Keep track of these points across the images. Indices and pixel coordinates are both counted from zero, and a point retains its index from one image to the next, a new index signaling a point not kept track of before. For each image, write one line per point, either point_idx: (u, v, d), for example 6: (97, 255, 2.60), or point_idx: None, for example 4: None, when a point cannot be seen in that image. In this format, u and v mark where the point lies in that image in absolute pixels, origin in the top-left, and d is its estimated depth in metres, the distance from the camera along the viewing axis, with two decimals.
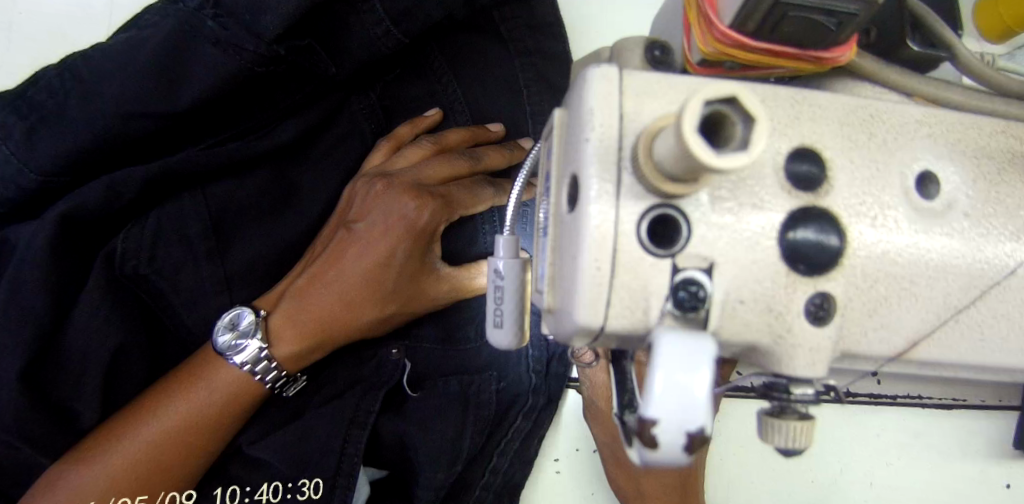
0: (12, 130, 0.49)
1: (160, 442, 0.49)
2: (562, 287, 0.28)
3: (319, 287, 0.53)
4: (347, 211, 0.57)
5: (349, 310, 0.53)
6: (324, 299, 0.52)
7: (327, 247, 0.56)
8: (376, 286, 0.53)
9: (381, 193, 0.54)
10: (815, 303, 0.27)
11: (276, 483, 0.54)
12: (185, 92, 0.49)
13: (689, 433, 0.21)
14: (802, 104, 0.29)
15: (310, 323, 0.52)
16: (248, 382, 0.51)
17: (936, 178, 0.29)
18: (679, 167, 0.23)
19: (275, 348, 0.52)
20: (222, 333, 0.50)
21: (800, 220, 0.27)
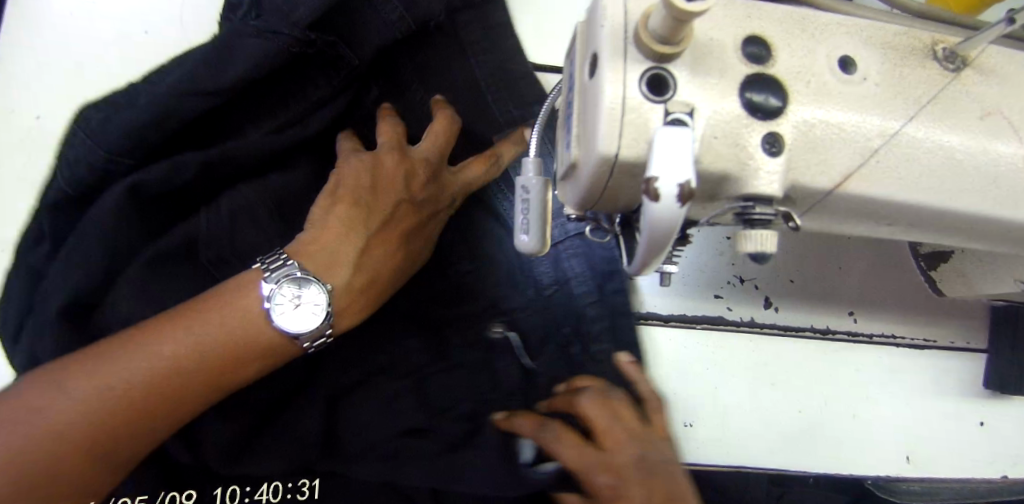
0: (90, 119, 0.57)
1: (145, 384, 0.48)
2: (586, 137, 0.39)
3: (370, 261, 0.58)
4: (365, 188, 0.60)
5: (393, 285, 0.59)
6: (379, 265, 0.59)
7: (333, 224, 0.58)
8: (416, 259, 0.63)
9: (395, 164, 0.62)
10: (767, 141, 0.38)
11: (276, 484, 0.63)
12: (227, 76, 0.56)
13: (679, 187, 0.31)
14: (753, 8, 0.40)
15: (363, 291, 0.57)
16: (281, 346, 0.52)
17: (853, 61, 0.40)
18: (665, 32, 0.34)
19: (337, 322, 0.55)
20: None
21: (752, 83, 0.38)
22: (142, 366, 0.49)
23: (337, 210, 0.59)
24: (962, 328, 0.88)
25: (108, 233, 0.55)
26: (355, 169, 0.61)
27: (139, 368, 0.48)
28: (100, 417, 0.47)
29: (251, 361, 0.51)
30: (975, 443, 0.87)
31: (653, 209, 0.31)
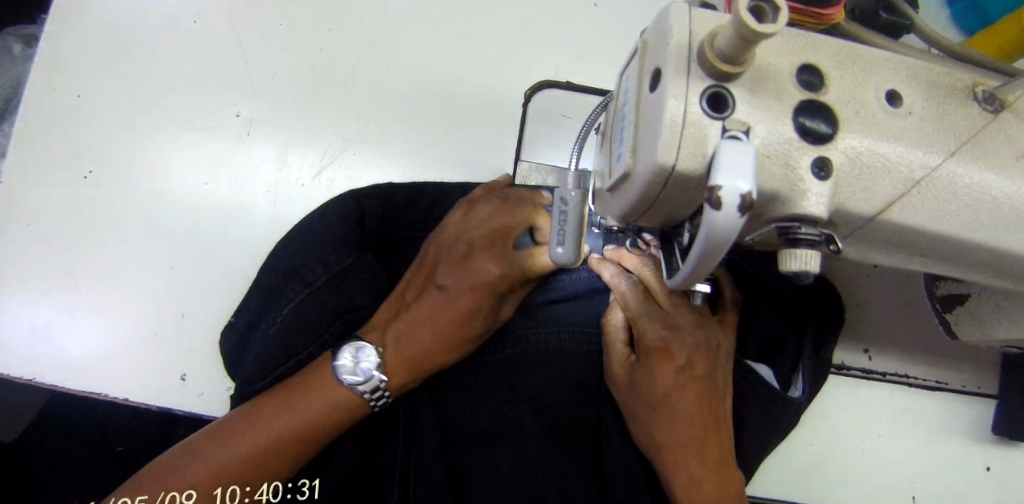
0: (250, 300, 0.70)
1: (253, 449, 0.58)
2: (642, 149, 0.40)
3: (418, 331, 0.63)
4: (424, 273, 0.68)
5: (442, 351, 0.64)
6: (420, 344, 0.63)
7: (399, 300, 0.67)
8: (461, 340, 0.64)
9: (445, 250, 0.67)
10: (817, 164, 0.39)
11: (277, 483, 0.60)
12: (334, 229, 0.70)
13: (741, 196, 0.33)
14: (807, 38, 0.42)
15: (409, 360, 0.63)
16: (356, 406, 0.61)
17: (900, 95, 0.42)
18: (731, 52, 0.36)
19: (387, 382, 0.62)
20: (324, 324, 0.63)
21: (805, 109, 0.40)
22: (241, 440, 0.58)
23: (396, 296, 0.67)
24: (974, 373, 0.89)
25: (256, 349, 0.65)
26: (421, 253, 0.70)
27: (229, 449, 0.58)
28: (200, 483, 0.56)
29: (315, 434, 0.60)
30: (983, 489, 0.86)
31: (713, 215, 0.33)
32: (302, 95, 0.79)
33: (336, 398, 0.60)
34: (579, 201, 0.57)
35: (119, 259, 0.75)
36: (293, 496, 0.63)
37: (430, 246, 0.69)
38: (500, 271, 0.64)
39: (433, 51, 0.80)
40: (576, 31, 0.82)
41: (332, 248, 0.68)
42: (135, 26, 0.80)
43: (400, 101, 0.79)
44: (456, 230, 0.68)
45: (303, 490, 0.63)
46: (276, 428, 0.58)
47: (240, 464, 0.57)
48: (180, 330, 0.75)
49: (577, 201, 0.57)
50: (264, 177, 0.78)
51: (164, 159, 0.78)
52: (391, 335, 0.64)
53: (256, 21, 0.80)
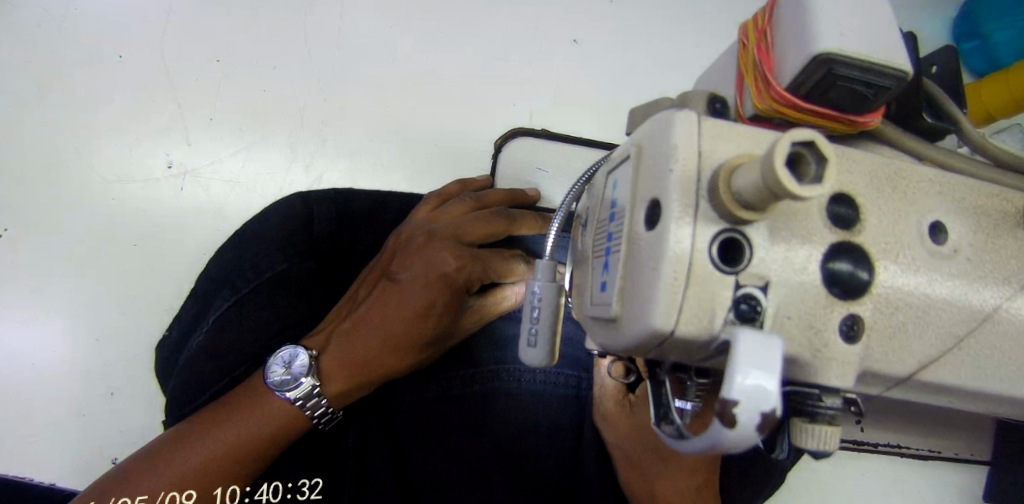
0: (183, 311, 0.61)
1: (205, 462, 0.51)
2: (632, 297, 0.32)
3: (366, 328, 0.55)
4: (382, 264, 0.60)
5: (390, 354, 0.55)
6: (365, 346, 0.54)
7: (353, 299, 0.59)
8: (409, 340, 0.54)
9: (404, 240, 0.59)
10: (847, 324, 0.32)
11: (276, 484, 0.55)
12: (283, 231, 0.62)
13: (763, 414, 0.25)
14: (841, 156, 0.34)
15: (352, 362, 0.54)
16: (297, 415, 0.53)
17: (945, 228, 0.35)
18: (755, 198, 0.28)
19: (325, 387, 0.54)
20: (275, 369, 0.53)
21: (837, 253, 0.32)
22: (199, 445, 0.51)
23: (350, 299, 0.60)
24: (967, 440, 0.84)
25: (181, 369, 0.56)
26: (384, 249, 0.61)
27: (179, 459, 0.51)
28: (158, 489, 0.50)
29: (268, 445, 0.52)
30: None
31: (725, 433, 0.25)
32: (244, 142, 0.68)
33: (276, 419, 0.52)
34: (554, 298, 0.48)
35: (37, 328, 0.66)
36: (294, 498, 0.54)
37: (394, 239, 0.61)
38: (457, 263, 0.54)
39: (394, 93, 0.70)
40: (554, 73, 0.73)
41: (279, 262, 0.59)
42: (46, 56, 0.67)
43: (357, 151, 0.69)
44: (422, 223, 0.61)
45: (303, 490, 0.55)
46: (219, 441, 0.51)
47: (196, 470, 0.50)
48: (110, 410, 0.66)
49: (552, 298, 0.48)
50: (203, 235, 0.68)
51: (83, 215, 0.67)
52: (337, 334, 0.56)
53: (189, 54, 0.69)
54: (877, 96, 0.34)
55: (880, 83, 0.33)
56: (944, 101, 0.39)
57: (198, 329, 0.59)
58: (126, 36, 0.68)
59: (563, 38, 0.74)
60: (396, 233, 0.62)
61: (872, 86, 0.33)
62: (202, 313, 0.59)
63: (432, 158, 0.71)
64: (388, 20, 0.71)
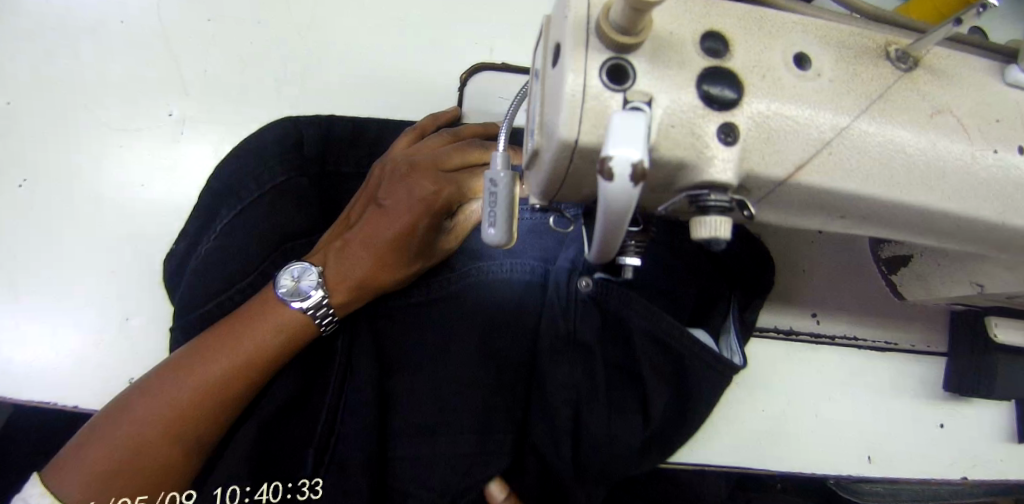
0: (190, 232, 0.68)
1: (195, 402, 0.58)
2: (547, 125, 0.40)
3: (359, 246, 0.63)
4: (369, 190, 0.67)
5: (382, 267, 0.63)
6: (359, 260, 0.62)
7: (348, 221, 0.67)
8: (397, 254, 0.63)
9: (390, 166, 0.66)
10: (723, 131, 0.39)
11: (277, 483, 0.60)
12: (271, 151, 0.68)
13: (632, 166, 0.32)
14: (711, 5, 0.41)
15: (348, 276, 0.62)
16: (302, 324, 0.62)
17: (808, 58, 0.42)
18: (626, 21, 0.35)
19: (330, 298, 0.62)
20: (285, 283, 0.62)
21: (710, 76, 0.39)
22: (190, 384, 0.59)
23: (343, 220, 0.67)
24: (922, 332, 0.90)
25: (193, 270, 0.64)
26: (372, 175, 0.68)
27: (167, 401, 0.59)
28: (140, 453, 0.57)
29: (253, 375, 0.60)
30: (937, 444, 0.89)
31: (606, 186, 0.32)
32: (234, 91, 0.76)
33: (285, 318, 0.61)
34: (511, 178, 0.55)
35: (58, 265, 0.74)
36: (294, 497, 0.60)
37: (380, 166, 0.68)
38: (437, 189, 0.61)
39: (365, 39, 0.78)
40: (511, 12, 0.81)
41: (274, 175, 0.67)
42: (59, 28, 0.77)
43: (335, 92, 0.77)
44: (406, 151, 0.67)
45: (303, 490, 0.60)
46: (204, 381, 0.59)
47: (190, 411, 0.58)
48: (126, 336, 0.74)
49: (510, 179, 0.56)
50: (201, 176, 0.76)
51: (99, 164, 0.76)
52: (333, 253, 0.64)
53: (183, 18, 0.78)
54: None
55: None
56: None
57: (202, 241, 0.67)
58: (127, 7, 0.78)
59: None
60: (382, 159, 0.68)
61: None
62: (208, 227, 0.67)
63: (402, 93, 0.78)
64: None
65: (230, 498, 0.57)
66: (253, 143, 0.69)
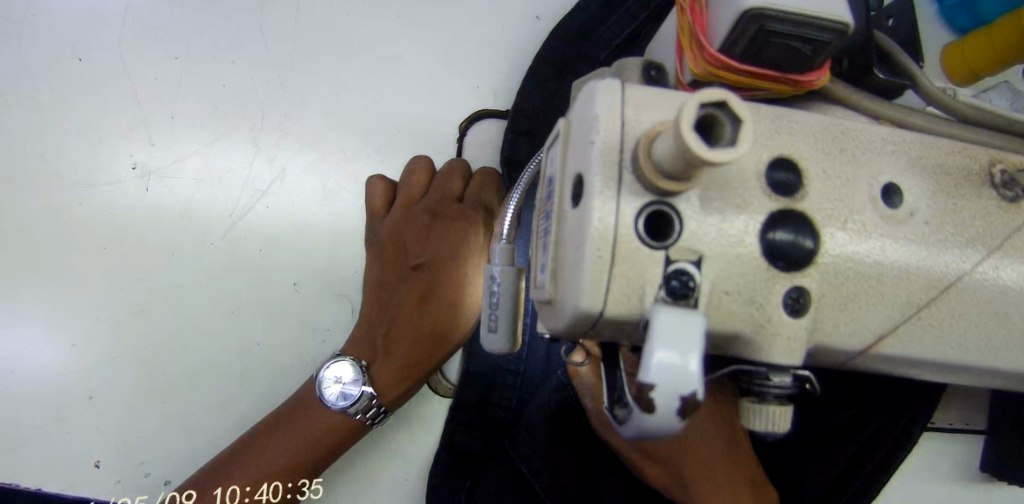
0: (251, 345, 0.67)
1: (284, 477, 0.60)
2: (564, 279, 0.31)
3: (404, 340, 0.63)
4: (396, 250, 0.65)
5: (428, 356, 0.63)
6: (408, 353, 0.63)
7: (381, 326, 0.64)
8: (441, 340, 0.63)
9: (441, 239, 0.65)
10: (791, 296, 0.30)
11: (276, 484, 0.59)
12: (293, 304, 0.67)
13: (682, 397, 0.24)
14: (781, 119, 0.32)
15: (400, 372, 0.62)
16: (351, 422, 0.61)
17: (899, 190, 0.32)
18: (674, 168, 0.26)
19: (383, 399, 0.62)
20: (329, 388, 0.60)
21: (777, 222, 0.30)
22: (289, 444, 0.59)
23: (371, 301, 0.64)
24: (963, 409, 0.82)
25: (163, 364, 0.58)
26: (373, 243, 0.64)
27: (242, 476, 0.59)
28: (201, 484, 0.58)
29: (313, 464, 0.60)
30: None
31: (644, 419, 0.24)
32: (205, 140, 0.68)
33: (379, 385, 0.62)
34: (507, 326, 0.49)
35: (15, 335, 0.67)
36: (293, 495, 0.61)
37: (404, 232, 0.65)
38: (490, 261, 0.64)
39: (353, 80, 0.69)
40: (517, 48, 0.71)
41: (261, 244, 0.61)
42: (6, 63, 0.68)
43: (319, 142, 0.68)
44: (439, 195, 0.64)
45: (302, 490, 0.61)
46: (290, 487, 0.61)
47: (297, 465, 0.60)
48: (89, 415, 0.66)
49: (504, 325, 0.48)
50: (171, 234, 0.67)
51: (54, 222, 0.67)
52: (381, 346, 0.63)
53: (148, 55, 0.69)
54: (816, 53, 0.32)
55: (820, 38, 0.31)
56: (897, 53, 0.37)
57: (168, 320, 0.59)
58: (82, 39, 0.69)
59: (524, 14, 0.72)
60: (389, 223, 0.64)
61: (809, 42, 0.31)
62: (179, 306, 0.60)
63: (396, 144, 0.69)
64: (344, 7, 0.70)
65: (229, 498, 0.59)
66: (254, 278, 0.67)
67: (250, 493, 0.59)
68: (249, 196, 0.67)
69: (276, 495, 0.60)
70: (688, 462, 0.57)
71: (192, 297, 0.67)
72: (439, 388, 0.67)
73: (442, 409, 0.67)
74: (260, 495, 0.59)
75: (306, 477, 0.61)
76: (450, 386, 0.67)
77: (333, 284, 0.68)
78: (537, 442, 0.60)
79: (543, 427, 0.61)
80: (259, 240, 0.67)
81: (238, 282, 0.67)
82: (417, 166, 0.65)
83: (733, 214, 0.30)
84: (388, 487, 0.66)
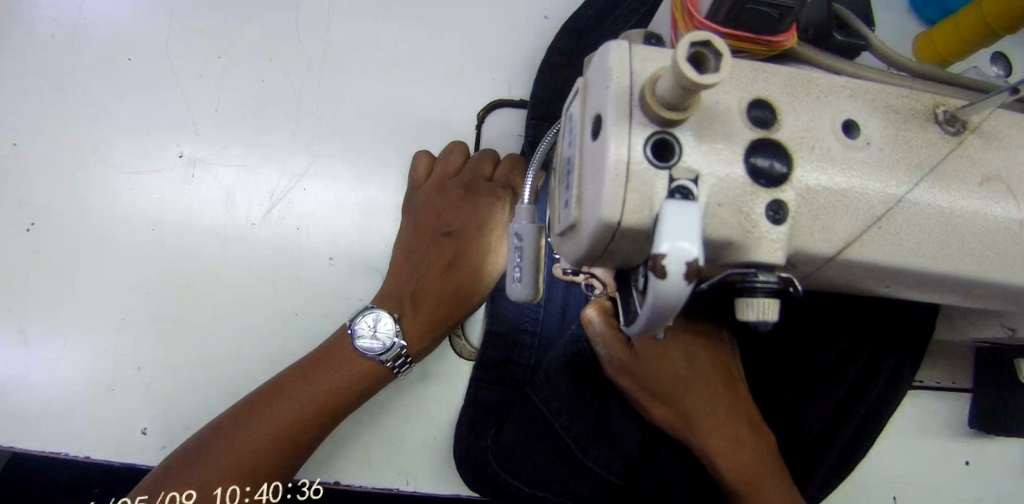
0: (291, 317, 0.73)
1: (273, 450, 0.64)
2: (587, 201, 0.38)
3: (430, 297, 0.70)
4: (427, 218, 0.72)
5: (450, 313, 0.69)
6: (433, 308, 0.69)
7: (411, 283, 0.70)
8: (461, 299, 0.69)
9: (471, 211, 0.72)
10: (772, 208, 0.37)
11: (276, 484, 0.65)
12: (328, 278, 0.74)
13: (687, 263, 0.31)
14: (757, 71, 0.39)
15: (426, 325, 0.69)
16: (379, 369, 0.67)
17: (857, 125, 0.40)
18: (674, 99, 0.34)
19: (408, 348, 0.68)
20: (364, 336, 0.67)
21: (758, 148, 0.37)
22: (270, 426, 0.64)
23: (403, 261, 0.71)
24: (947, 367, 0.85)
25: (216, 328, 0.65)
26: (411, 211, 0.72)
27: (228, 452, 0.63)
28: (190, 471, 0.62)
29: (304, 431, 0.65)
30: (960, 483, 0.82)
31: (659, 284, 0.31)
32: (246, 130, 0.75)
33: (408, 337, 0.68)
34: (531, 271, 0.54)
35: (68, 311, 0.72)
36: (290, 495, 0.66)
37: (435, 202, 0.72)
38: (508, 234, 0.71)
39: (380, 75, 0.76)
40: (527, 44, 0.79)
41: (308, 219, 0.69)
42: (63, 65, 0.75)
43: (350, 130, 0.75)
44: (472, 173, 0.72)
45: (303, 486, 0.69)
46: (282, 461, 0.65)
47: (286, 437, 0.64)
48: (136, 384, 0.71)
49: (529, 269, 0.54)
50: (215, 216, 0.74)
51: (108, 207, 0.74)
52: (409, 301, 0.69)
53: (193, 55, 0.76)
54: (783, 17, 0.40)
55: (784, 4, 0.39)
56: (852, 19, 0.45)
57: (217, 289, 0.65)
58: (133, 43, 0.76)
59: (533, 14, 0.80)
60: (424, 192, 0.72)
61: (777, 7, 0.39)
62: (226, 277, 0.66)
63: (419, 132, 0.76)
64: (372, 10, 0.78)
65: (230, 497, 0.62)
66: (291, 254, 0.74)
67: (250, 493, 0.64)
68: (286, 180, 0.74)
69: (274, 494, 0.66)
70: (697, 399, 0.62)
71: (232, 273, 0.73)
72: (463, 352, 0.73)
73: (466, 370, 0.72)
74: (259, 495, 0.64)
75: (296, 451, 0.65)
76: (472, 350, 0.73)
77: (365, 258, 0.74)
78: (557, 387, 0.67)
79: (563, 377, 0.68)
80: (295, 220, 0.74)
81: (276, 259, 0.74)
82: (448, 148, 0.74)
83: (721, 142, 0.37)
84: (418, 446, 0.70)
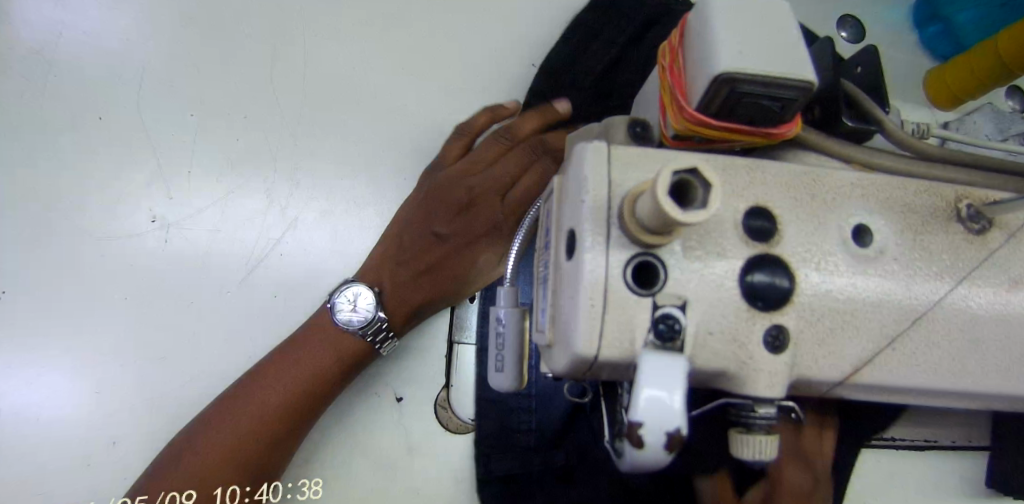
0: None
1: (264, 438, 0.60)
2: (562, 327, 0.34)
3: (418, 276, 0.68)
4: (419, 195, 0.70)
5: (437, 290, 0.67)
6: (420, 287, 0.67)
7: (394, 280, 0.67)
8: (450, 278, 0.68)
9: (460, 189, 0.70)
10: (770, 334, 0.33)
11: (277, 481, 0.61)
12: None
13: (667, 433, 0.27)
14: (754, 171, 0.35)
15: (410, 301, 0.66)
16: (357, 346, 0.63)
17: (868, 230, 0.35)
18: (653, 224, 0.29)
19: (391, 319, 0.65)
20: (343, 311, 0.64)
21: (756, 265, 0.33)
22: (258, 412, 0.60)
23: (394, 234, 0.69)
24: None
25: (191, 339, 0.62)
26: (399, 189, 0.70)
27: (216, 438, 0.59)
28: (179, 470, 0.58)
29: (290, 419, 0.61)
30: None
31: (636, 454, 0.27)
32: (222, 191, 0.72)
33: (392, 311, 0.66)
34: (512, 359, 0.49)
35: (42, 383, 0.68)
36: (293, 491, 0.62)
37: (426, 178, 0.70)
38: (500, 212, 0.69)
39: (361, 131, 0.73)
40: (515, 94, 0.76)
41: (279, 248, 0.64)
42: (31, 126, 0.72)
43: (329, 190, 0.72)
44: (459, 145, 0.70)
45: (303, 490, 0.65)
46: (276, 440, 0.60)
47: (274, 422, 0.60)
48: (112, 461, 0.67)
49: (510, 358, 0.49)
50: (189, 280, 0.71)
51: (82, 272, 0.70)
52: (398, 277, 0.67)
53: (167, 113, 0.73)
54: (784, 109, 0.36)
55: (784, 96, 0.35)
56: (862, 100, 0.41)
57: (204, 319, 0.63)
58: (105, 101, 0.73)
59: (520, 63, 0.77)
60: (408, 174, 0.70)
61: (778, 99, 0.35)
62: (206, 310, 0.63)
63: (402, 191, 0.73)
64: (352, 62, 0.75)
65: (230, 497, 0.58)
66: (269, 322, 0.70)
67: (250, 493, 0.60)
68: (264, 242, 0.71)
69: (276, 493, 0.62)
70: None
71: (209, 341, 0.70)
72: (449, 424, 0.68)
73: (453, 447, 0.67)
74: (259, 495, 0.61)
75: (289, 437, 0.61)
76: (462, 423, 0.68)
77: None
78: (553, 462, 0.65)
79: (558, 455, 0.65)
80: (274, 284, 0.71)
81: (253, 325, 0.70)
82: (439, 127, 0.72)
83: (714, 263, 0.33)
84: None
